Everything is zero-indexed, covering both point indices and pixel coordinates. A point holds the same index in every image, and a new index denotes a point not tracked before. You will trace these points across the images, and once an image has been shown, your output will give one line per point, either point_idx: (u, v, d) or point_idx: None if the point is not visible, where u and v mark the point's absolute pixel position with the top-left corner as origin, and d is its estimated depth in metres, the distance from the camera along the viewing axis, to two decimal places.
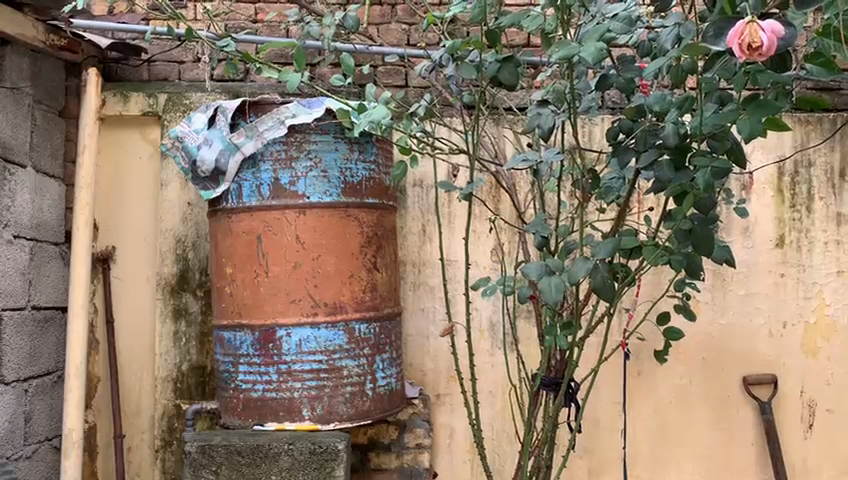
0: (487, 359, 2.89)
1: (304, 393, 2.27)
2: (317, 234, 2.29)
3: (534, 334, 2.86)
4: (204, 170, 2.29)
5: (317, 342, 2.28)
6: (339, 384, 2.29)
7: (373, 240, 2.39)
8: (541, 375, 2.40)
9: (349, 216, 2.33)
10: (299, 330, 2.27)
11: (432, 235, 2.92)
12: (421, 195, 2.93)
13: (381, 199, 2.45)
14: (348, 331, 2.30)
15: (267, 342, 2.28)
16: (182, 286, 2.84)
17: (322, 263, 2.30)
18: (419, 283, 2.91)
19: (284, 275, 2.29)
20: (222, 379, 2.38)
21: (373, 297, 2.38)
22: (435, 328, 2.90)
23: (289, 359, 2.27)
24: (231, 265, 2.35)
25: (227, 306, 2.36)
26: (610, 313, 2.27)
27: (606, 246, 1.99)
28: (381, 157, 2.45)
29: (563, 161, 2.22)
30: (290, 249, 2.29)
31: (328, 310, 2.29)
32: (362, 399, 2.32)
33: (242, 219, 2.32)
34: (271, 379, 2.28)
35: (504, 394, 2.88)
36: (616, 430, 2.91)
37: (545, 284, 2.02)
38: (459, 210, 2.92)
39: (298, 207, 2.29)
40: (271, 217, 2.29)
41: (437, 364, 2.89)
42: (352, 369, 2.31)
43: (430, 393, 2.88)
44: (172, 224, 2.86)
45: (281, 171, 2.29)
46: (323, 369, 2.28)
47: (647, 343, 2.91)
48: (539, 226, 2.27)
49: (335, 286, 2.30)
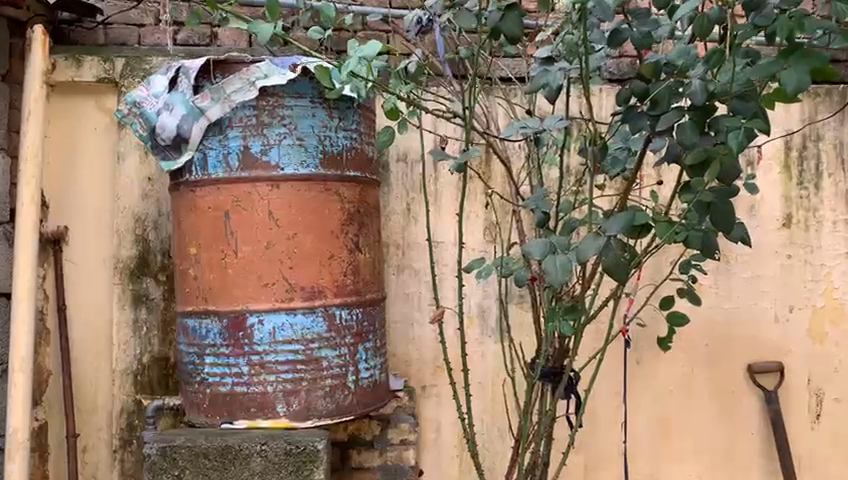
0: (477, 349, 2.68)
1: (278, 387, 2.03)
2: (293, 210, 2.05)
3: (528, 321, 2.65)
4: (164, 136, 2.05)
5: (293, 331, 2.04)
6: (318, 377, 2.06)
7: (355, 217, 2.16)
8: (540, 366, 2.19)
9: (329, 191, 2.09)
10: (272, 317, 2.03)
11: (418, 214, 2.70)
12: (406, 172, 2.70)
13: (364, 172, 2.21)
14: (328, 319, 2.07)
15: (237, 330, 2.04)
16: (142, 269, 2.57)
17: (299, 242, 2.06)
18: (404, 266, 2.68)
19: (256, 256, 2.04)
20: (186, 373, 2.14)
21: (355, 280, 2.14)
22: (421, 315, 2.68)
23: (261, 350, 2.03)
24: (196, 245, 2.10)
25: (191, 291, 2.12)
26: (617, 296, 2.06)
27: (616, 221, 1.76)
28: (363, 125, 2.21)
29: (589, 146, 2.01)
30: (262, 227, 2.04)
31: (306, 295, 2.05)
32: (343, 393, 2.09)
33: (207, 193, 2.07)
34: (240, 372, 2.04)
35: (495, 385, 2.67)
36: (614, 423, 2.72)
37: (550, 264, 1.81)
38: (446, 187, 2.70)
39: (271, 180, 2.04)
40: (241, 191, 2.04)
41: (422, 354, 2.68)
42: (332, 361, 2.07)
43: (415, 385, 2.67)
44: (129, 201, 2.59)
45: (252, 138, 2.04)
46: (300, 361, 2.04)
47: (649, 331, 2.71)
48: (540, 201, 2.07)
49: (314, 268, 2.07)
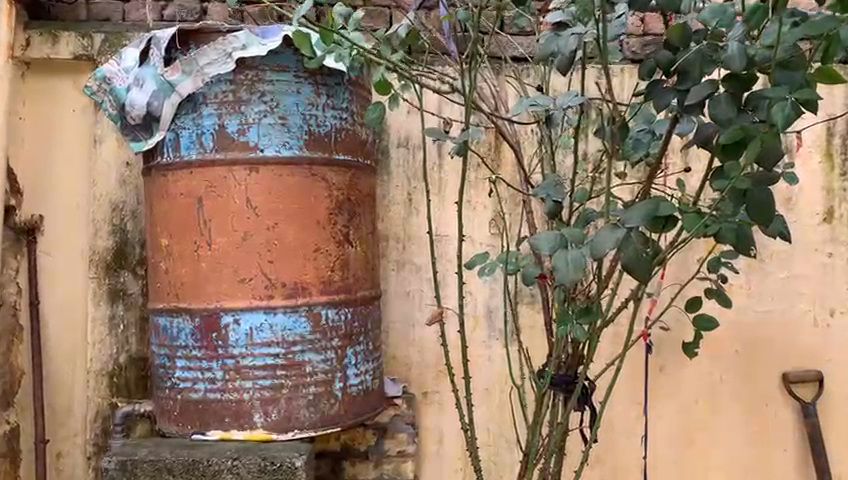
0: (483, 352, 2.45)
1: (255, 394, 1.82)
2: (273, 197, 1.83)
3: (539, 323, 2.42)
4: (133, 115, 1.85)
5: (272, 332, 1.82)
6: (300, 384, 1.84)
7: (345, 206, 1.93)
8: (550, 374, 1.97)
9: (314, 176, 1.87)
10: (249, 317, 1.82)
11: (420, 205, 2.47)
12: (407, 159, 2.48)
13: (356, 156, 1.99)
14: (311, 319, 1.85)
15: (210, 331, 1.83)
16: (119, 262, 2.38)
17: (280, 233, 1.84)
18: (404, 262, 2.46)
19: (232, 249, 1.83)
20: (157, 377, 1.93)
21: (344, 276, 1.92)
22: (422, 314, 2.46)
23: (237, 353, 1.82)
24: (167, 235, 1.90)
25: (163, 286, 1.92)
26: (638, 296, 1.82)
27: (636, 212, 1.51)
28: (355, 104, 1.99)
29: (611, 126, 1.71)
30: (239, 216, 1.83)
31: (287, 293, 1.84)
32: (328, 402, 1.88)
33: (179, 178, 1.87)
34: (213, 377, 1.83)
35: (502, 392, 2.45)
36: (633, 435, 2.48)
37: (559, 260, 1.58)
38: (451, 175, 2.47)
39: (249, 163, 1.83)
40: (216, 176, 1.83)
41: (423, 357, 2.45)
42: (316, 366, 1.86)
43: (415, 391, 2.45)
44: (106, 189, 2.40)
45: (228, 117, 1.83)
46: (280, 365, 1.83)
47: (675, 335, 2.47)
48: (551, 189, 1.83)
49: (296, 262, 1.85)
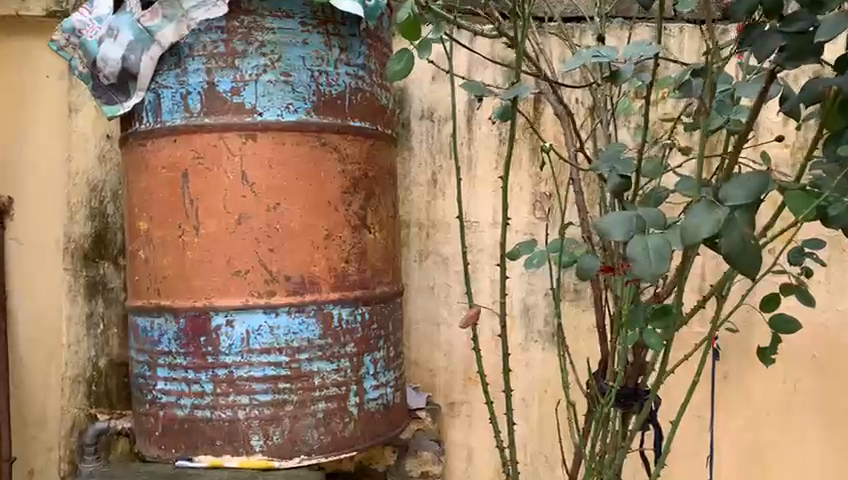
0: (519, 356, 2.13)
1: (252, 412, 1.49)
2: (274, 170, 1.50)
3: (585, 323, 2.08)
4: (107, 73, 1.52)
5: (273, 337, 1.49)
6: (306, 400, 1.51)
7: (362, 184, 1.60)
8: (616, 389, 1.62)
9: (325, 147, 1.53)
10: (244, 318, 1.48)
11: (446, 187, 2.13)
12: (432, 133, 2.14)
13: (375, 124, 1.65)
14: (321, 321, 1.52)
15: (197, 334, 1.50)
16: (99, 252, 2.05)
17: (283, 215, 1.50)
18: (428, 253, 2.13)
19: (223, 234, 1.49)
20: (136, 388, 1.61)
21: (360, 268, 1.59)
22: (448, 313, 2.13)
23: (230, 362, 1.49)
24: (147, 218, 1.57)
25: (142, 280, 1.59)
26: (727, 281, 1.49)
27: (739, 187, 1.20)
28: (373, 60, 1.65)
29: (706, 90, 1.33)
30: (232, 195, 1.49)
31: (291, 289, 1.50)
32: (341, 421, 1.55)
33: (161, 149, 1.54)
34: (201, 391, 1.50)
35: (540, 403, 2.13)
36: (693, 453, 2.14)
37: (638, 248, 1.23)
38: (482, 152, 2.14)
39: (245, 130, 1.49)
40: (204, 145, 1.50)
41: (450, 363, 2.12)
42: (327, 378, 1.53)
43: (440, 401, 2.12)
44: (85, 166, 2.07)
45: (220, 72, 1.50)
46: (283, 377, 1.49)
47: (745, 338, 2.11)
48: (614, 161, 1.48)
49: (303, 251, 1.51)
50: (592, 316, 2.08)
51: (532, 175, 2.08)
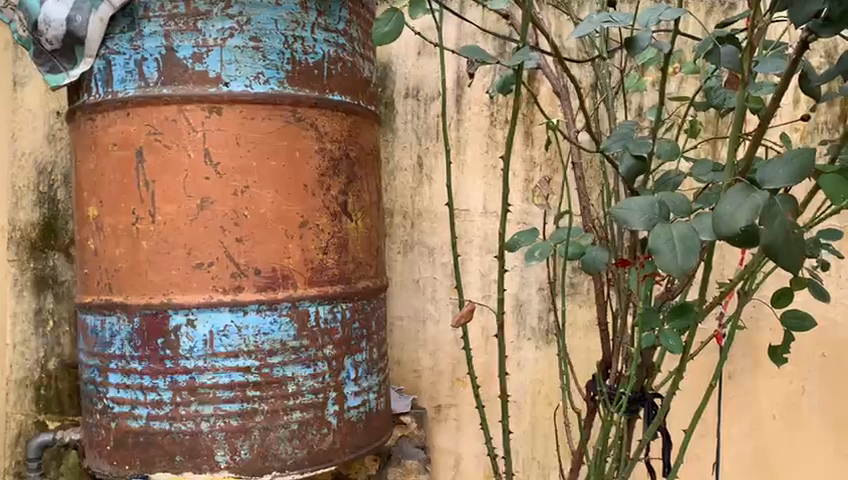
0: (510, 356, 1.97)
1: (217, 425, 1.31)
2: (242, 149, 1.31)
3: (582, 320, 1.93)
4: (49, 37, 1.31)
5: (241, 339, 1.31)
6: (279, 410, 1.33)
7: (343, 165, 1.42)
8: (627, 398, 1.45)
9: (300, 123, 1.35)
10: (208, 317, 1.30)
11: (433, 172, 1.96)
12: (417, 113, 1.97)
13: (357, 98, 1.47)
14: (296, 321, 1.34)
15: (153, 335, 1.32)
16: (48, 241, 1.85)
17: (253, 201, 1.32)
18: (413, 243, 1.97)
19: (183, 222, 1.30)
20: (85, 396, 1.42)
21: (341, 261, 1.41)
22: (435, 309, 1.97)
23: (191, 367, 1.30)
24: (96, 203, 1.37)
25: (92, 274, 1.40)
26: (751, 272, 1.34)
27: (780, 169, 1.04)
28: (355, 26, 1.47)
29: (736, 59, 1.16)
30: (193, 177, 1.30)
31: (261, 285, 1.32)
32: (319, 433, 1.37)
33: (112, 123, 1.34)
34: (159, 401, 1.31)
35: (533, 406, 1.97)
36: (696, 459, 2.00)
37: (660, 235, 1.04)
38: (471, 134, 1.97)
39: (208, 103, 1.30)
40: (161, 119, 1.31)
41: (436, 363, 1.97)
42: (302, 384, 1.35)
43: (426, 404, 1.96)
44: (32, 146, 1.86)
45: (180, 36, 1.31)
46: (252, 385, 1.32)
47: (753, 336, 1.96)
48: (627, 140, 1.31)
49: (275, 241, 1.33)
50: (589, 312, 1.93)
51: (524, 159, 1.94)
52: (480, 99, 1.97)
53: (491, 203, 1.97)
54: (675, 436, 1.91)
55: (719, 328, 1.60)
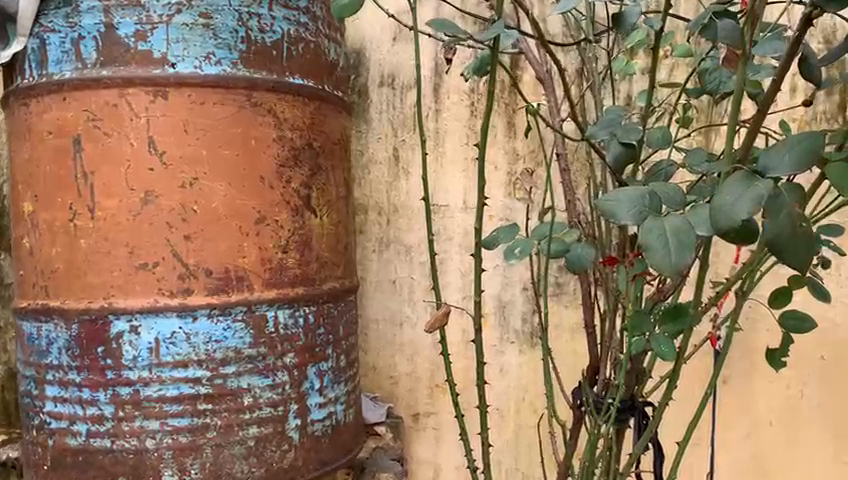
0: (493, 360, 1.86)
1: (164, 442, 1.18)
2: (191, 137, 1.19)
3: (568, 322, 1.81)
4: None
5: (190, 347, 1.19)
6: (234, 425, 1.21)
7: (305, 155, 1.30)
8: (616, 409, 1.32)
9: (256, 108, 1.23)
10: (153, 323, 1.18)
11: (410, 165, 1.84)
12: (393, 102, 1.84)
13: (321, 83, 1.35)
14: (252, 326, 1.22)
15: (93, 343, 1.19)
16: None
17: (203, 194, 1.19)
18: (389, 241, 1.85)
19: (125, 219, 1.17)
20: (22, 410, 1.29)
21: (303, 260, 1.29)
22: (412, 312, 1.85)
23: (135, 378, 1.18)
24: (31, 197, 1.25)
25: (27, 275, 1.27)
26: (750, 268, 1.23)
27: (786, 155, 0.91)
28: (318, 4, 1.35)
29: (735, 33, 1.04)
30: (136, 168, 1.17)
31: (212, 287, 1.20)
32: (278, 449, 1.25)
33: (47, 108, 1.21)
34: (99, 416, 1.19)
35: (517, 414, 1.86)
36: (689, 468, 1.89)
37: (651, 227, 0.92)
38: (450, 125, 1.85)
39: (152, 86, 1.17)
40: (100, 103, 1.18)
41: (413, 368, 1.85)
42: (259, 396, 1.23)
43: (403, 412, 1.84)
44: None
45: (121, 12, 1.18)
46: (203, 397, 1.19)
47: (751, 339, 1.83)
48: (615, 126, 1.20)
49: (228, 239, 1.20)
50: (576, 313, 1.81)
51: (506, 151, 1.83)
52: (459, 87, 1.85)
53: (472, 198, 1.85)
54: (670, 451, 1.81)
55: (715, 331, 1.45)
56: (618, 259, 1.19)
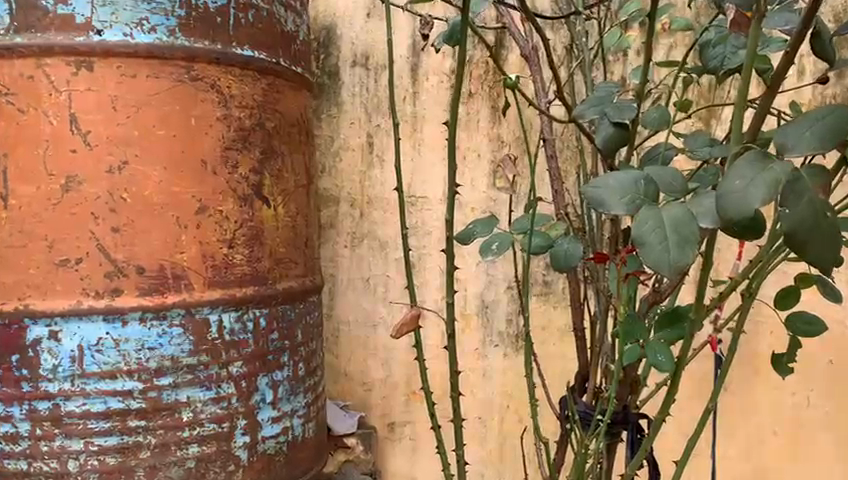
0: (475, 365, 1.71)
1: (88, 464, 1.03)
2: (120, 116, 1.03)
3: (557, 323, 1.67)
4: None
5: (120, 356, 1.04)
6: (171, 445, 1.06)
7: (256, 137, 1.15)
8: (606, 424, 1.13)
9: (197, 83, 1.08)
10: (76, 328, 1.03)
11: (385, 152, 1.69)
12: (366, 84, 1.69)
13: (275, 56, 1.19)
14: (192, 332, 1.07)
15: (6, 351, 1.03)
16: None
17: (134, 181, 1.04)
18: (361, 236, 1.70)
19: (43, 208, 1.02)
20: None
21: (254, 256, 1.14)
22: (387, 312, 1.70)
23: (55, 391, 1.03)
24: None
25: None
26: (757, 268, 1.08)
27: (808, 129, 0.72)
28: None
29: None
30: (56, 150, 1.02)
31: (145, 287, 1.05)
32: (223, 471, 1.11)
33: None
34: (14, 434, 1.04)
35: (500, 423, 1.72)
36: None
37: (648, 216, 0.77)
38: (429, 108, 1.70)
39: (74, 55, 1.02)
40: (14, 75, 1.02)
41: (388, 374, 1.70)
42: (201, 411, 1.08)
43: (376, 422, 1.70)
44: None
45: None
46: (135, 413, 1.04)
47: (754, 347, 1.67)
48: (605, 103, 1.05)
49: (164, 232, 1.05)
50: (565, 314, 1.67)
51: (490, 138, 1.68)
52: (439, 68, 1.70)
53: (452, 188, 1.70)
54: (667, 472, 1.69)
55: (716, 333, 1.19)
56: (608, 258, 1.01)
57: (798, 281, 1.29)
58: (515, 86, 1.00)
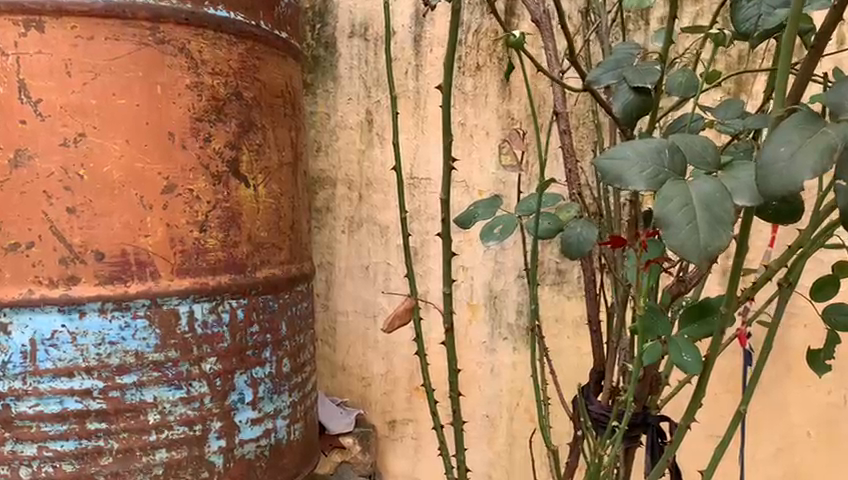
0: (481, 360, 1.59)
1: (43, 471, 0.94)
2: (76, 82, 0.92)
3: (570, 315, 1.54)
4: None
5: (77, 351, 0.93)
6: (136, 450, 0.96)
7: (231, 108, 1.03)
8: (625, 430, 1.00)
9: (164, 46, 0.96)
10: (28, 320, 0.92)
11: (385, 130, 1.56)
12: (365, 56, 1.56)
13: (255, 18, 1.07)
14: (158, 325, 0.96)
15: None
16: None
17: (91, 156, 0.93)
18: (361, 220, 1.58)
19: None
20: None
21: (231, 240, 1.03)
22: (388, 303, 1.58)
23: (5, 390, 0.92)
24: None
25: None
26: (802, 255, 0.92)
27: None
28: None
29: None
30: (4, 120, 0.90)
31: (105, 275, 0.94)
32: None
33: None
34: None
35: (509, 422, 1.59)
36: None
37: (673, 191, 0.64)
38: (433, 82, 1.57)
39: (21, 13, 0.89)
40: None
41: (389, 369, 1.59)
42: (170, 412, 0.98)
43: (376, 419, 1.59)
44: None
45: None
46: (94, 415, 0.94)
47: (785, 342, 1.53)
48: (622, 66, 0.92)
49: (126, 214, 0.94)
50: (579, 305, 1.54)
51: (499, 114, 1.54)
52: (445, 38, 1.57)
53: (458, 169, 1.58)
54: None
55: (745, 326, 1.02)
56: (625, 241, 0.87)
57: (837, 271, 1.15)
58: (520, 45, 0.87)
